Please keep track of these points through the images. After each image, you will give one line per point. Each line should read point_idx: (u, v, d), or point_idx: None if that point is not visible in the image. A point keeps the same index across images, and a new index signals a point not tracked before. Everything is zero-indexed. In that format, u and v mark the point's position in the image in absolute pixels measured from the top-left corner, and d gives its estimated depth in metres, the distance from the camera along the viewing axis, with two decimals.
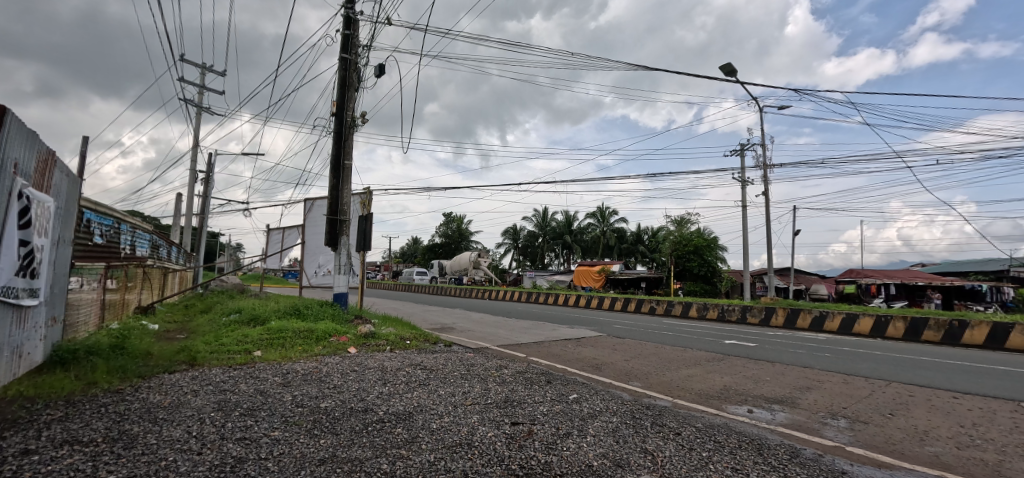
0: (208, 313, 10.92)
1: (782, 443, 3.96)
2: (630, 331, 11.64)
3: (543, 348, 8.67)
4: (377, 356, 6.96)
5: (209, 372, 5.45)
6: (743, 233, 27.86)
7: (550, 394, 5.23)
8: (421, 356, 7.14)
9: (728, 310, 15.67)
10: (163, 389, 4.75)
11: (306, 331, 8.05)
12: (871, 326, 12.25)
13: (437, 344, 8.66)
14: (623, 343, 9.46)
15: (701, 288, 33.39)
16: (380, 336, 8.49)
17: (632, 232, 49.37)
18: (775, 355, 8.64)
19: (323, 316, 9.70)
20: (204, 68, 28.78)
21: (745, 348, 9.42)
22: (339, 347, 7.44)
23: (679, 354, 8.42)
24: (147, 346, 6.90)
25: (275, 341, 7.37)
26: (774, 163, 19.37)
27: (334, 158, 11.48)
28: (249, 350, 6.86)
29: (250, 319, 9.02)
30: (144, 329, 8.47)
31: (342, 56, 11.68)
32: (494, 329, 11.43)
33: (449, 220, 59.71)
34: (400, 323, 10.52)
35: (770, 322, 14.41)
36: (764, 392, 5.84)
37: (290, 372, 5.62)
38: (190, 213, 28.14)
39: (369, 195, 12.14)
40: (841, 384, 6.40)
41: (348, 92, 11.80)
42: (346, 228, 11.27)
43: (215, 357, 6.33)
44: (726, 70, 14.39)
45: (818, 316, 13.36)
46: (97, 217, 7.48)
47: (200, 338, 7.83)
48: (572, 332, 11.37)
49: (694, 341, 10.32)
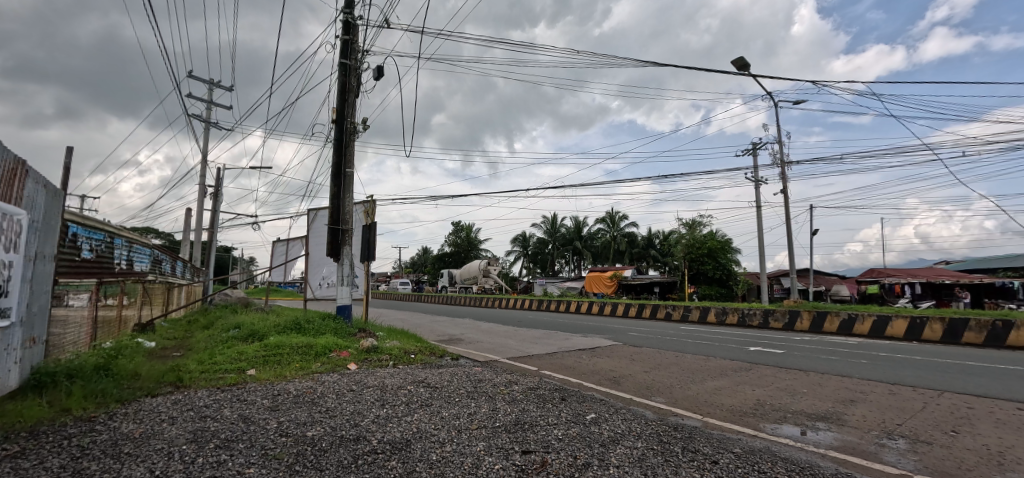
0: (208, 329, 10.53)
1: (839, 473, 3.41)
2: (646, 339, 11.05)
3: (556, 360, 8.15)
4: (378, 373, 6.48)
5: (192, 396, 5.00)
6: (759, 234, 27.13)
7: (565, 414, 4.71)
8: (426, 372, 6.67)
9: (748, 314, 14.95)
10: (138, 416, 4.32)
11: (305, 347, 7.61)
12: (906, 328, 11.55)
13: (444, 358, 8.19)
14: (641, 352, 8.89)
15: (717, 292, 32.54)
16: (383, 350, 8.03)
17: (644, 236, 48.65)
18: (807, 363, 8.02)
19: (324, 330, 9.26)
20: (211, 84, 28.93)
21: (773, 356, 8.80)
22: (339, 363, 6.99)
23: (702, 364, 7.85)
24: (135, 366, 6.49)
25: (270, 359, 6.94)
26: (791, 160, 18.72)
27: (335, 166, 11.12)
28: (241, 369, 6.44)
29: (248, 334, 8.61)
30: (139, 347, 8.08)
31: (341, 61, 11.36)
32: (504, 339, 10.94)
33: (458, 229, 59.48)
34: (405, 336, 10.06)
35: (794, 326, 13.73)
36: (804, 408, 5.28)
37: (281, 394, 5.16)
38: (199, 228, 28.14)
39: (372, 204, 11.76)
40: (889, 397, 5.81)
41: (348, 98, 11.47)
42: (348, 237, 10.88)
43: (204, 377, 5.90)
44: (738, 64, 13.86)
45: (846, 319, 12.63)
46: (85, 231, 7.14)
47: (193, 356, 7.41)
48: (586, 341, 10.82)
49: (716, 349, 9.72)
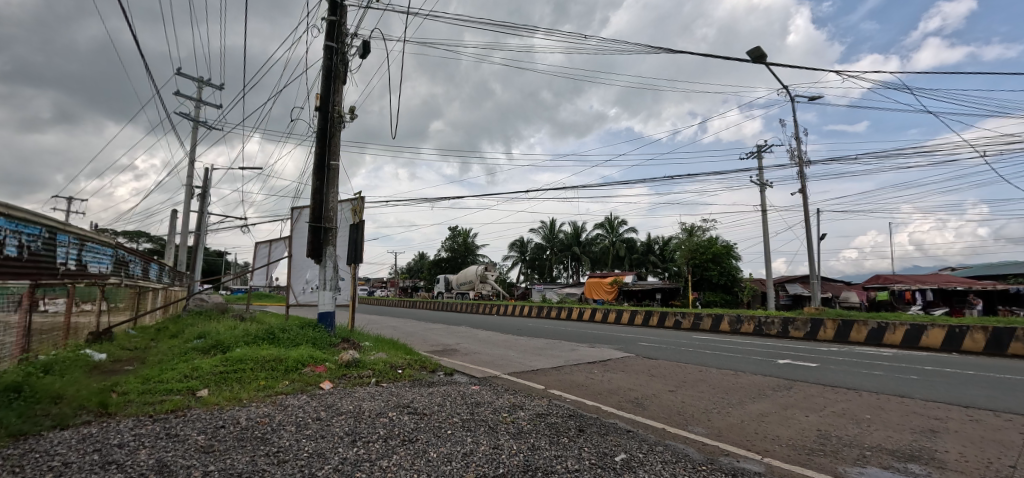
0: (173, 338, 9.41)
1: None
2: (660, 351, 9.96)
3: (564, 376, 7.10)
4: (355, 394, 5.42)
5: (109, 430, 3.93)
6: (765, 240, 26.26)
7: (589, 455, 3.67)
8: (413, 393, 5.61)
9: (766, 323, 13.90)
10: (21, 462, 3.25)
11: (273, 361, 6.54)
12: (944, 338, 10.54)
13: (436, 373, 7.16)
14: (658, 367, 7.85)
15: (721, 298, 31.65)
16: (366, 365, 6.96)
17: (643, 242, 47.81)
18: (853, 380, 6.96)
19: (301, 341, 8.16)
20: (200, 82, 27.89)
21: (809, 371, 7.73)
22: (310, 381, 5.91)
23: (733, 381, 6.79)
24: (61, 385, 5.39)
25: (229, 376, 5.86)
26: (807, 159, 17.71)
27: (318, 158, 10.06)
28: (191, 389, 5.36)
29: (212, 345, 7.53)
30: (82, 361, 7.01)
31: (327, 43, 10.31)
32: (503, 350, 9.86)
33: (454, 234, 58.55)
34: (394, 347, 8.97)
35: (816, 335, 12.65)
36: (881, 442, 4.25)
37: (225, 427, 4.07)
38: (186, 230, 27.07)
39: (360, 201, 10.70)
40: (976, 426, 4.77)
41: (333, 84, 10.41)
42: (331, 237, 9.78)
43: (138, 401, 4.80)
44: (756, 55, 12.95)
45: (875, 328, 11.58)
46: (11, 225, 6.12)
47: (140, 373, 6.31)
48: (594, 352, 9.75)
49: (741, 362, 8.67)
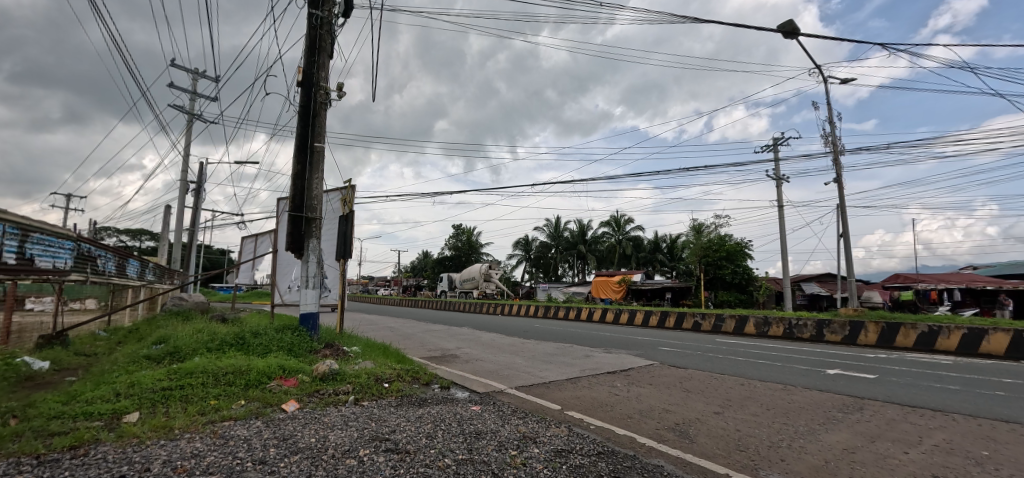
0: (136, 342, 8.30)
1: None
2: (689, 358, 8.78)
3: (583, 391, 5.95)
4: (321, 419, 4.30)
5: None
6: (782, 238, 25.14)
7: None
8: (395, 417, 4.48)
9: (798, 326, 12.64)
10: None
11: (232, 373, 5.41)
12: (1009, 344, 9.28)
13: (428, 386, 6.02)
14: (692, 379, 6.69)
15: (735, 298, 30.16)
16: (345, 377, 5.81)
17: (651, 240, 46.48)
18: (936, 399, 5.76)
19: (274, 347, 7.04)
20: (194, 74, 26.83)
21: (873, 386, 6.53)
22: (271, 400, 4.79)
23: (787, 398, 5.65)
24: None
25: (171, 394, 4.73)
26: (839, 147, 16.35)
27: (300, 139, 8.94)
28: (118, 412, 4.24)
29: (168, 354, 6.40)
30: (12, 371, 5.90)
31: (310, 12, 9.14)
32: (509, 357, 8.74)
33: (458, 232, 57.26)
34: (384, 354, 7.84)
35: (857, 339, 11.44)
36: None
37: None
38: (180, 227, 26.06)
39: (351, 190, 9.61)
40: None
41: (319, 59, 9.27)
42: (315, 227, 8.66)
43: (33, 433, 3.65)
44: (788, 30, 11.68)
45: (926, 333, 10.34)
46: None
47: (71, 387, 5.20)
48: (613, 360, 8.57)
49: (787, 372, 7.49)
